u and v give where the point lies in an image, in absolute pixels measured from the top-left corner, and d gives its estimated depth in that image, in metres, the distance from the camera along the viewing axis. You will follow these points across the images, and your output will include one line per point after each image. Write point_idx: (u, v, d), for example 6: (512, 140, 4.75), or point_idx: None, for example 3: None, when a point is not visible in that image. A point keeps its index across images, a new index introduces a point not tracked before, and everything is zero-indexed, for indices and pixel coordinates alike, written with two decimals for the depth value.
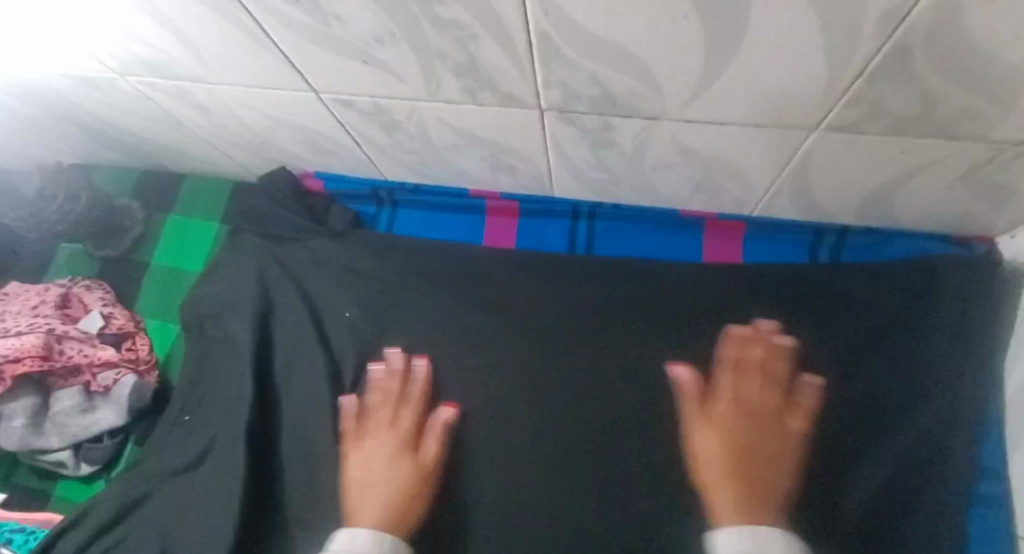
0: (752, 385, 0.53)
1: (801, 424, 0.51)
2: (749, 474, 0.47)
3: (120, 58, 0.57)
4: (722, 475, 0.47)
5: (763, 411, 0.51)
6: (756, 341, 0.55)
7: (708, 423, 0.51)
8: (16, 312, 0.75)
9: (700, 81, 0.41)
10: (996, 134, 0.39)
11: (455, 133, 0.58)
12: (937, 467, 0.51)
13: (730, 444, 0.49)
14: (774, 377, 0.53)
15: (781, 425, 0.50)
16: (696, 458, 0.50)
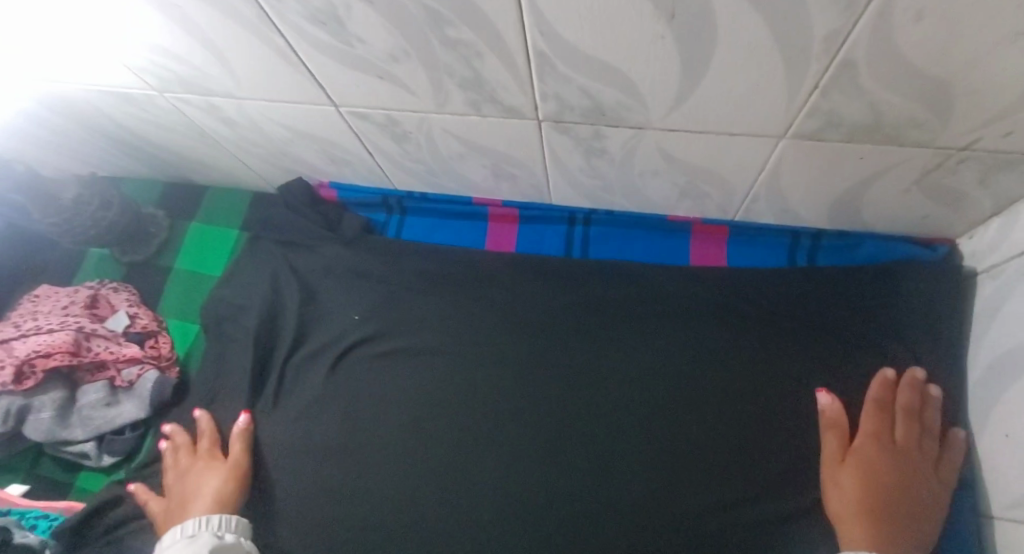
0: (905, 431, 0.57)
1: (948, 467, 0.56)
2: (886, 512, 0.53)
3: (161, 77, 0.63)
4: (857, 512, 0.53)
5: (907, 454, 0.56)
6: (913, 391, 0.57)
7: (852, 463, 0.56)
8: (48, 312, 0.80)
9: (678, 95, 0.46)
10: (941, 139, 0.44)
11: (460, 143, 0.64)
12: (911, 456, 0.56)
13: (871, 485, 0.54)
14: (927, 424, 0.57)
15: (930, 468, 0.56)
16: (829, 491, 0.55)
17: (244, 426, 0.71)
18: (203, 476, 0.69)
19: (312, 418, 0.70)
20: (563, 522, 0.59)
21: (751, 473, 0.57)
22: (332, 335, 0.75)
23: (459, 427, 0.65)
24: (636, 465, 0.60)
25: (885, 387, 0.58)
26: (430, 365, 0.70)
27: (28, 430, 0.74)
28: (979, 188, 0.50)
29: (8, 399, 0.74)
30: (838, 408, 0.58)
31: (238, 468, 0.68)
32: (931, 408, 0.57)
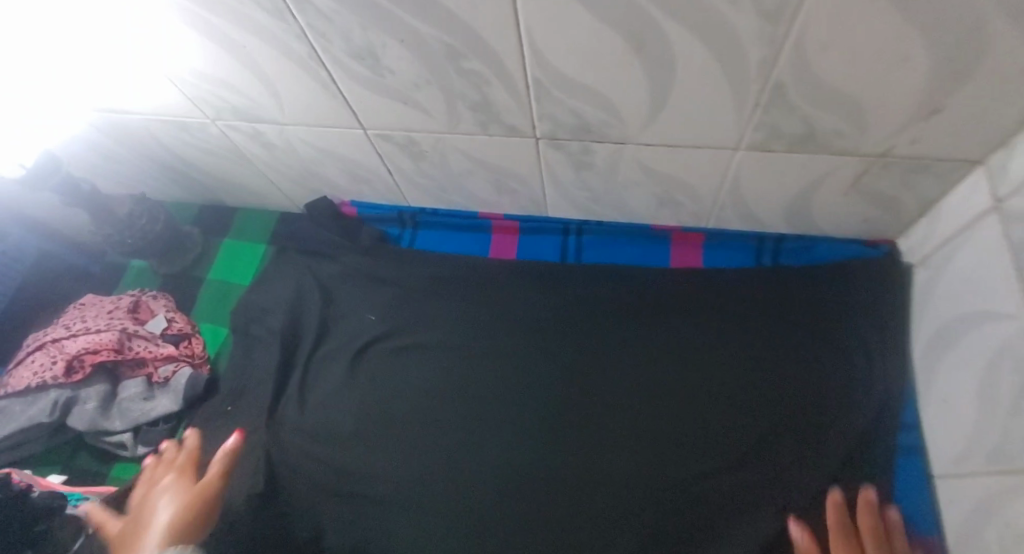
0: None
1: None
2: None
3: (216, 107, 0.74)
4: None
5: None
6: (872, 512, 0.59)
7: None
8: (95, 315, 0.89)
9: (649, 113, 0.57)
10: (863, 149, 0.55)
11: (469, 160, 0.74)
12: (875, 430, 0.63)
13: None
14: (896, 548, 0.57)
15: None
16: None
17: (229, 450, 0.75)
18: (168, 488, 0.70)
19: (336, 407, 0.77)
20: (559, 493, 0.66)
21: (725, 447, 0.64)
22: (350, 334, 0.83)
23: (467, 412, 0.74)
24: (619, 445, 0.67)
25: (839, 511, 0.59)
26: (439, 359, 0.79)
27: (72, 419, 0.81)
28: (903, 191, 0.60)
29: (57, 391, 0.81)
30: (804, 536, 0.59)
31: (210, 489, 0.71)
32: (895, 533, 0.58)
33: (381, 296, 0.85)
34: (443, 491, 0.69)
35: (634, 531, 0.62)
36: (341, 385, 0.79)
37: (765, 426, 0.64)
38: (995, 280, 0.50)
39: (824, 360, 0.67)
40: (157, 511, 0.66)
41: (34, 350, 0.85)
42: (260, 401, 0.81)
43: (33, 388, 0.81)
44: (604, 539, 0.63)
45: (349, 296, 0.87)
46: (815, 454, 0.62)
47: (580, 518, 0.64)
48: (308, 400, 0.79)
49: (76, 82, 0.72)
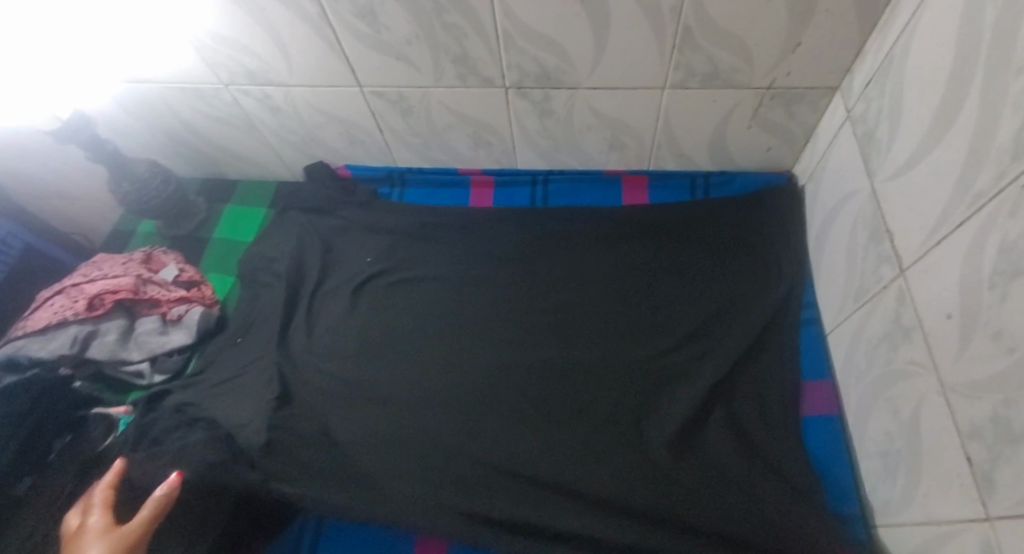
0: None
1: None
2: None
3: (232, 71, 0.86)
4: None
5: None
6: None
7: None
8: (112, 267, 0.97)
9: (594, 59, 0.73)
10: (755, 82, 0.72)
11: (450, 114, 0.88)
12: (788, 310, 0.76)
13: None
14: None
15: None
16: None
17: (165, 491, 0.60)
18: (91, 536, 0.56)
19: (336, 328, 0.87)
20: (537, 381, 0.77)
21: (675, 333, 0.78)
22: (349, 273, 0.94)
23: (453, 326, 0.85)
24: (582, 342, 0.80)
25: None
26: (428, 288, 0.90)
27: (92, 351, 0.87)
28: (790, 119, 0.77)
29: (78, 326, 0.87)
30: None
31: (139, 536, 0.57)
32: None
33: (376, 242, 0.97)
34: (432, 391, 0.78)
35: (603, 401, 0.74)
36: (342, 311, 0.89)
37: (700, 318, 0.79)
38: (849, 169, 0.66)
39: (745, 263, 0.82)
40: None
41: (55, 295, 0.92)
42: (260, 333, 0.89)
43: (53, 326, 0.87)
44: (576, 410, 0.74)
45: (346, 242, 0.98)
46: (738, 333, 0.75)
47: (557, 396, 0.75)
48: (310, 324, 0.88)
49: (112, 52, 0.85)
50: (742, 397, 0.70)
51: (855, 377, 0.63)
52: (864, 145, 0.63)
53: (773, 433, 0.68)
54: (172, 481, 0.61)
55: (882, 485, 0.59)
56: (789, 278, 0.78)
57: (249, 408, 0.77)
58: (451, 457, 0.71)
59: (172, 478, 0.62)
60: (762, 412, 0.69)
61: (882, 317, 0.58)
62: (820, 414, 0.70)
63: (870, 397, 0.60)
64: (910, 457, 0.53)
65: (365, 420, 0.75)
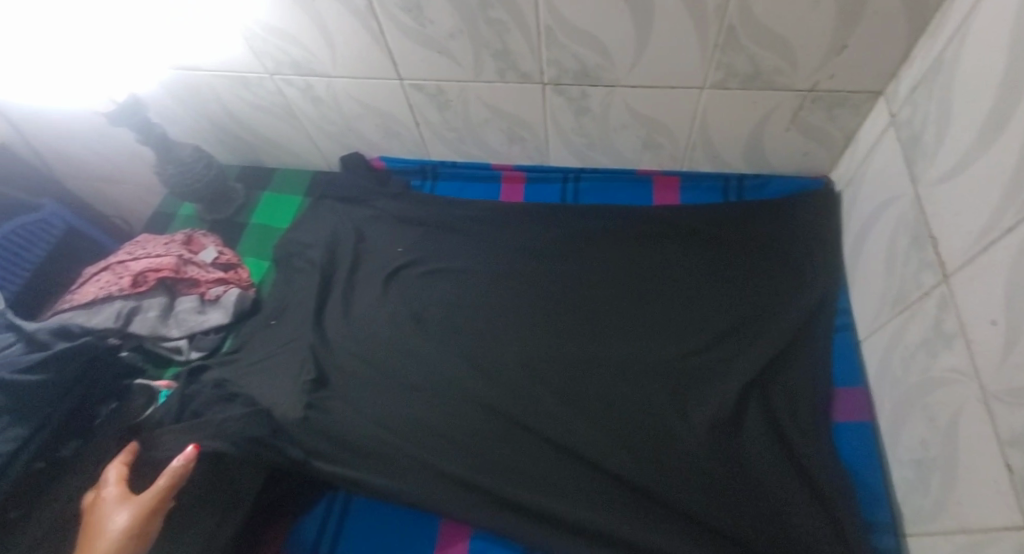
0: None
1: None
2: None
3: (278, 61, 0.89)
4: None
5: None
6: None
7: None
8: (155, 246, 1.01)
9: (634, 57, 0.73)
10: (796, 84, 0.71)
11: (487, 109, 0.90)
12: (820, 315, 0.75)
13: None
14: None
15: None
16: None
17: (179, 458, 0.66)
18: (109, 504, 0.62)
19: (367, 315, 0.89)
20: (566, 374, 0.78)
21: (705, 333, 0.78)
22: (381, 262, 0.96)
23: (482, 318, 0.86)
24: (611, 338, 0.81)
25: None
26: (458, 280, 0.91)
27: (134, 326, 0.91)
28: (830, 123, 0.77)
29: (122, 302, 0.92)
30: None
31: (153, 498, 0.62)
32: None
33: (407, 233, 0.98)
34: (459, 379, 0.79)
35: (631, 397, 0.74)
36: (373, 299, 0.91)
37: (731, 320, 0.78)
38: (891, 174, 0.66)
39: (779, 267, 0.82)
40: (94, 527, 0.60)
41: (101, 271, 0.97)
42: (293, 317, 0.91)
43: (99, 300, 0.92)
44: (605, 406, 0.74)
45: (378, 232, 0.99)
46: (770, 337, 0.75)
47: (585, 391, 0.76)
48: (342, 309, 0.90)
49: (165, 40, 0.89)
50: (773, 399, 0.70)
51: (892, 384, 0.63)
52: (908, 149, 0.62)
53: (805, 436, 0.67)
54: (185, 456, 0.66)
55: (914, 493, 0.58)
56: (823, 283, 0.77)
57: (283, 385, 0.79)
58: (478, 444, 0.72)
59: (188, 449, 0.67)
60: (794, 415, 0.69)
61: (922, 323, 0.57)
62: (851, 421, 0.69)
63: (906, 403, 0.60)
64: (945, 465, 0.53)
65: (394, 406, 0.77)
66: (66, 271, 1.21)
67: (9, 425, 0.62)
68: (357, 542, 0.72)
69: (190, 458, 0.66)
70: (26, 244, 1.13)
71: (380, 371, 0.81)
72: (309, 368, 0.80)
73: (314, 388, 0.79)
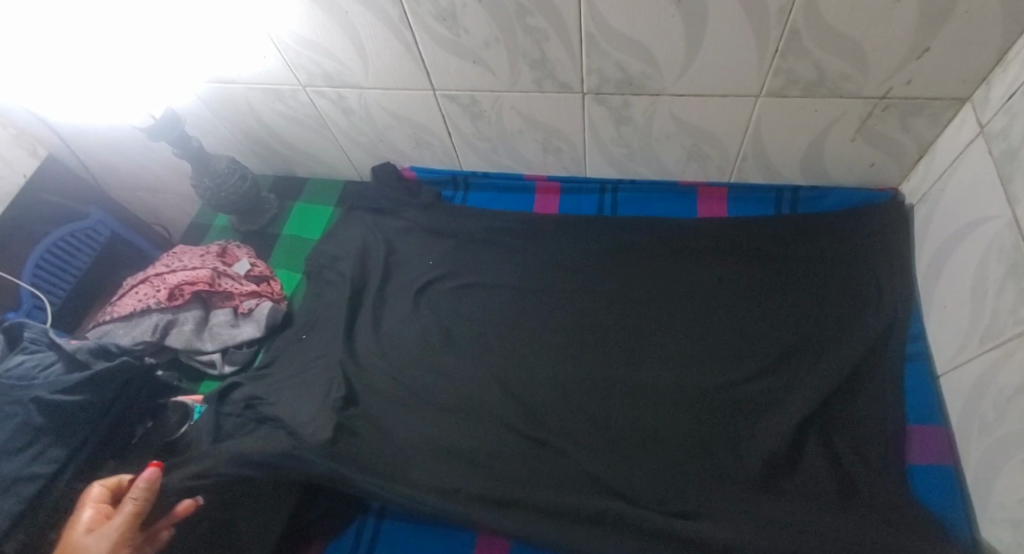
0: None
1: None
2: None
3: (310, 73, 0.87)
4: None
5: None
6: None
7: None
8: (192, 257, 1.01)
9: (683, 65, 0.68)
10: (866, 90, 0.65)
11: (522, 119, 0.85)
12: (890, 343, 0.68)
13: None
14: None
15: None
16: None
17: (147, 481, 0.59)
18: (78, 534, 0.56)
19: (395, 333, 0.86)
20: (603, 400, 0.73)
21: (754, 359, 0.72)
22: (412, 277, 0.93)
23: (517, 337, 0.82)
24: (650, 362, 0.75)
25: None
26: (491, 297, 0.87)
27: (170, 339, 0.91)
28: (903, 131, 0.70)
29: (159, 315, 0.92)
30: None
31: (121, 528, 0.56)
32: None
33: (440, 246, 0.95)
34: (492, 404, 0.74)
35: (672, 426, 0.69)
36: (404, 316, 0.88)
37: (784, 346, 0.72)
38: (983, 189, 0.59)
39: (839, 289, 0.75)
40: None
41: (139, 284, 0.97)
42: (323, 333, 0.89)
43: (137, 313, 0.92)
44: (645, 435, 0.69)
45: (410, 245, 0.97)
46: (832, 366, 0.68)
47: (623, 419, 0.71)
48: (373, 326, 0.87)
49: (203, 55, 0.88)
50: (835, 435, 0.64)
51: (992, 424, 0.56)
52: (1005, 165, 0.55)
53: (879, 479, 0.60)
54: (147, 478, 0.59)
55: None
56: (893, 307, 0.70)
57: (314, 405, 0.77)
58: (509, 471, 0.67)
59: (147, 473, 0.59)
60: (862, 454, 0.62)
61: None
62: (930, 463, 0.62)
63: (1005, 451, 0.53)
64: None
65: (427, 432, 0.73)
66: (110, 276, 1.23)
67: (50, 445, 0.64)
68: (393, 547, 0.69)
69: (151, 479, 0.59)
70: (72, 252, 1.15)
71: (408, 393, 0.78)
72: (337, 388, 0.77)
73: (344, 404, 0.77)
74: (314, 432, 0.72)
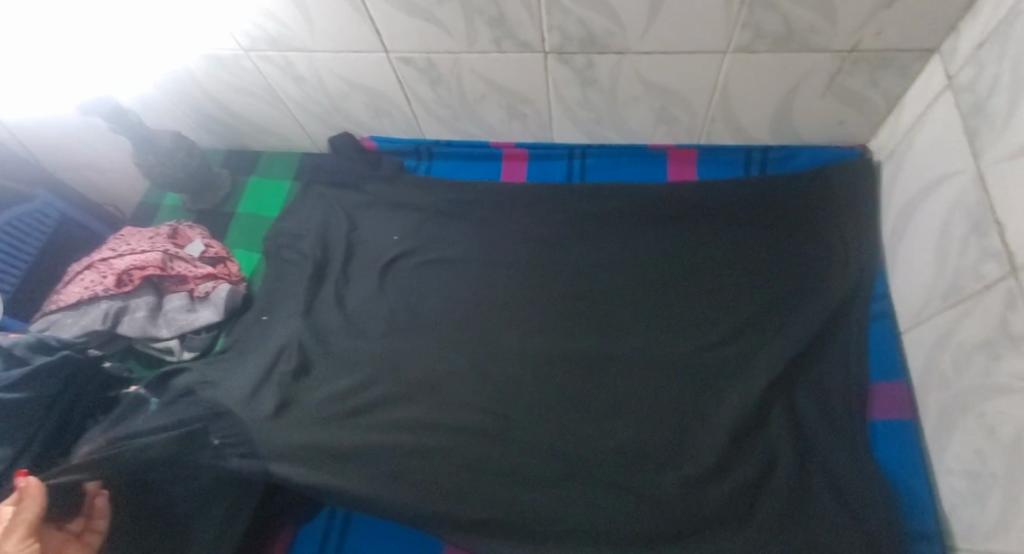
0: None
1: None
2: None
3: (253, 36, 0.80)
4: None
5: None
6: None
7: None
8: (139, 240, 0.96)
9: (647, 21, 0.64)
10: (834, 44, 0.63)
11: (483, 83, 0.81)
12: (857, 303, 0.68)
13: None
14: None
15: None
16: None
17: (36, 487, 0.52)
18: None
19: (360, 312, 0.83)
20: (572, 372, 0.71)
21: (723, 324, 0.72)
22: (376, 252, 0.89)
23: (487, 310, 0.79)
24: (620, 332, 0.74)
25: None
26: (458, 270, 0.85)
27: (123, 327, 0.86)
28: (872, 87, 0.68)
29: (108, 302, 0.87)
30: None
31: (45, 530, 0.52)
32: None
33: (404, 219, 0.91)
34: (462, 380, 0.73)
35: (642, 397, 0.68)
36: (369, 294, 0.85)
37: (752, 311, 0.72)
38: (949, 147, 0.58)
39: (807, 250, 0.74)
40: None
41: (85, 270, 0.92)
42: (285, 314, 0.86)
43: (85, 301, 0.87)
44: (615, 406, 0.68)
45: (372, 220, 0.92)
46: (799, 329, 0.68)
47: (592, 390, 0.69)
48: (337, 304, 0.84)
49: (141, 22, 0.81)
50: (802, 396, 0.64)
51: (952, 379, 0.57)
52: (971, 120, 0.54)
53: (838, 441, 0.61)
54: (28, 488, 0.50)
55: (966, 505, 0.54)
56: (858, 267, 0.70)
57: (253, 380, 0.74)
58: (479, 450, 0.66)
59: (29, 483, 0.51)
60: (827, 413, 0.63)
61: (983, 320, 0.52)
62: (891, 419, 0.63)
63: (962, 406, 0.55)
64: (1006, 482, 0.48)
65: (396, 411, 0.71)
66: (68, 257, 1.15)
67: None
68: (363, 536, 0.71)
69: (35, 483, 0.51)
70: (20, 236, 1.06)
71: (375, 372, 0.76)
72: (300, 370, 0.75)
73: (298, 381, 0.75)
74: (260, 415, 0.71)
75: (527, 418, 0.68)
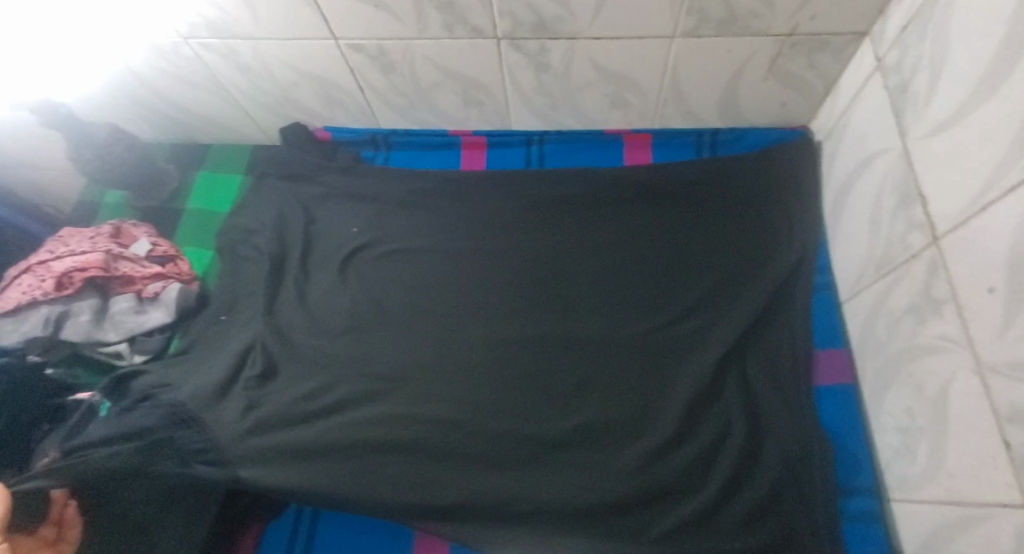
0: None
1: None
2: None
3: (193, 23, 0.77)
4: None
5: None
6: None
7: None
8: (79, 241, 0.91)
9: (596, 6, 0.65)
10: (773, 28, 0.65)
11: (436, 69, 0.80)
12: (801, 277, 0.72)
13: None
14: None
15: None
16: None
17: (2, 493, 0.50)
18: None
19: (320, 305, 0.82)
20: (535, 354, 0.72)
21: (678, 302, 0.74)
22: (335, 245, 0.87)
23: (451, 298, 0.80)
24: (580, 314, 0.76)
25: None
26: (420, 259, 0.84)
27: (66, 332, 0.81)
28: (810, 69, 0.71)
29: (49, 307, 0.82)
30: None
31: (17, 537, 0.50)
32: None
33: (362, 210, 0.90)
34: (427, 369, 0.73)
35: (604, 375, 0.70)
36: (329, 286, 0.83)
37: (705, 287, 0.74)
38: (879, 125, 0.62)
39: (756, 228, 0.77)
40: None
41: (21, 274, 0.87)
42: (242, 311, 0.83)
43: (23, 307, 0.82)
44: (578, 385, 0.69)
45: (330, 212, 0.91)
46: (749, 303, 0.71)
47: (556, 371, 0.71)
48: (296, 299, 0.83)
49: (67, 7, 0.76)
50: (753, 367, 0.67)
51: (886, 343, 0.61)
52: (897, 99, 0.58)
53: (786, 406, 0.64)
54: None
55: (899, 458, 0.59)
56: (802, 242, 0.74)
57: (213, 380, 0.71)
58: (445, 436, 0.66)
59: None
60: (777, 382, 0.66)
61: (911, 286, 0.56)
62: (834, 384, 0.68)
63: (895, 368, 0.59)
64: (932, 434, 0.53)
65: (361, 402, 0.71)
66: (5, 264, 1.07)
67: None
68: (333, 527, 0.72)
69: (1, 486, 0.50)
70: None
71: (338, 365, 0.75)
72: (261, 367, 0.74)
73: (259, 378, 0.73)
74: (219, 416, 0.69)
75: (493, 402, 0.69)
